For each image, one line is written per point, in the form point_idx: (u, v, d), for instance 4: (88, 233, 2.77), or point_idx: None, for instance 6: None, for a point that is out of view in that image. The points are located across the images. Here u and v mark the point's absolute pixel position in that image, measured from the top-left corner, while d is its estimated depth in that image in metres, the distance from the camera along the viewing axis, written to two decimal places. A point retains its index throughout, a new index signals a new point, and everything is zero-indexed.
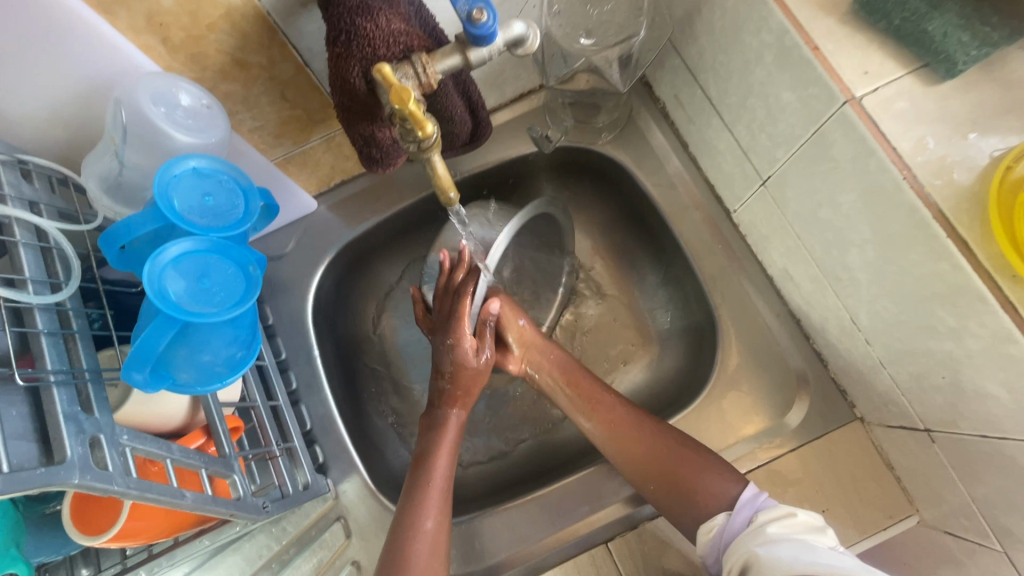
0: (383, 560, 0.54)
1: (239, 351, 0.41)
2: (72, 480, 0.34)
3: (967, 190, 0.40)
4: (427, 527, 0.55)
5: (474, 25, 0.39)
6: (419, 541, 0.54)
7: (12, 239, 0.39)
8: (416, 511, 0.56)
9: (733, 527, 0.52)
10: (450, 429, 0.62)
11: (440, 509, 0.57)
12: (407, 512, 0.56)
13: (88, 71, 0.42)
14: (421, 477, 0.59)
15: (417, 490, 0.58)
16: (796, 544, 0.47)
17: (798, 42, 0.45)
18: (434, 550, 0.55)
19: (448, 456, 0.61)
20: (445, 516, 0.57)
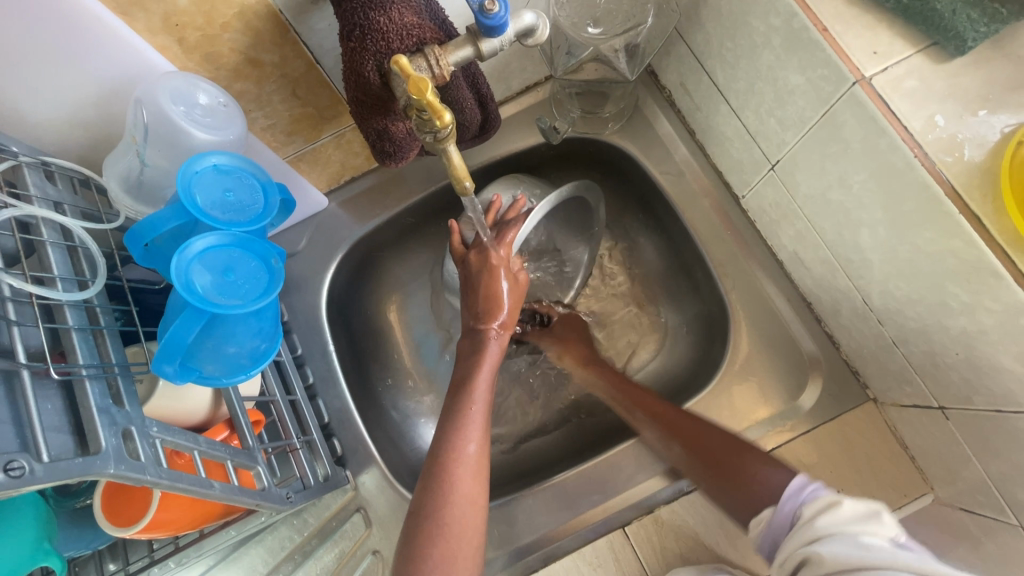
0: (416, 503, 0.51)
1: (263, 344, 0.42)
2: (108, 469, 0.35)
3: (978, 166, 0.41)
4: (468, 452, 0.52)
5: (486, 16, 0.40)
6: (459, 466, 0.51)
7: (40, 238, 0.40)
8: (456, 433, 0.54)
9: (780, 519, 0.47)
10: (491, 346, 0.60)
11: (481, 433, 0.54)
12: (445, 438, 0.54)
13: (109, 72, 0.43)
14: (460, 404, 0.56)
15: (456, 417, 0.55)
16: (843, 539, 0.41)
17: (806, 25, 0.45)
18: (477, 470, 0.52)
19: (487, 380, 0.58)
20: (485, 440, 0.55)
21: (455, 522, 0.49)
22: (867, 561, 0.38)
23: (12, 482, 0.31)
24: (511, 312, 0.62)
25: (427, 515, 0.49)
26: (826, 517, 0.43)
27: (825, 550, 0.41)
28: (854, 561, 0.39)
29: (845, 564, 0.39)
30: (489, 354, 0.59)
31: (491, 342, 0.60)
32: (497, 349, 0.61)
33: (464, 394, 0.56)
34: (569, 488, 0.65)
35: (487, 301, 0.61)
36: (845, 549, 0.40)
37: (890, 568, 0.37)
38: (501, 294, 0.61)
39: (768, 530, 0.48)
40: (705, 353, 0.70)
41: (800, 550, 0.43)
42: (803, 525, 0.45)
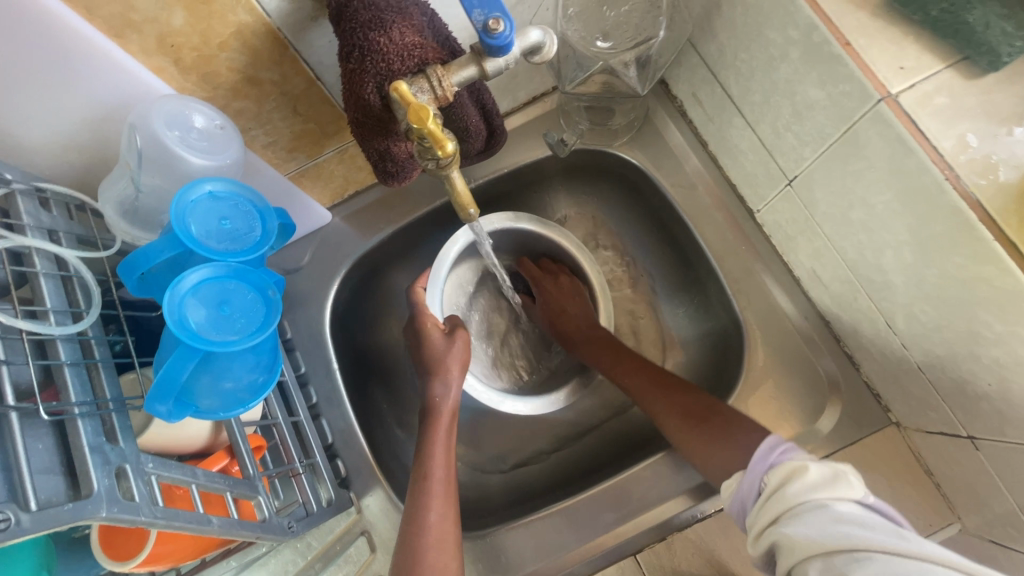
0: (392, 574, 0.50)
1: (261, 376, 0.41)
2: (100, 513, 0.34)
3: (1015, 189, 0.38)
4: (429, 522, 0.52)
5: (491, 36, 0.38)
6: (426, 536, 0.51)
7: (32, 269, 0.39)
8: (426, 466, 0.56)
9: (747, 489, 0.46)
10: (442, 406, 0.60)
11: (444, 501, 0.54)
12: (411, 510, 0.53)
13: (101, 96, 0.42)
14: (422, 470, 0.56)
15: (417, 488, 0.55)
16: (819, 513, 0.40)
17: (828, 38, 0.42)
18: (441, 541, 0.51)
19: (444, 444, 0.58)
20: (450, 505, 0.54)
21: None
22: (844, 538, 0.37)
23: None
24: (455, 363, 0.63)
25: None
26: (795, 485, 0.42)
27: (799, 529, 0.40)
28: (832, 542, 0.37)
29: (821, 546, 0.38)
30: (444, 411, 0.61)
31: (444, 393, 0.61)
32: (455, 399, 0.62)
33: (424, 459, 0.57)
34: (578, 514, 0.63)
35: (426, 360, 0.63)
36: (819, 529, 0.39)
37: (864, 548, 0.36)
38: (436, 353, 0.63)
39: (738, 494, 0.47)
40: (718, 372, 0.68)
41: (768, 532, 0.42)
42: (772, 495, 0.44)
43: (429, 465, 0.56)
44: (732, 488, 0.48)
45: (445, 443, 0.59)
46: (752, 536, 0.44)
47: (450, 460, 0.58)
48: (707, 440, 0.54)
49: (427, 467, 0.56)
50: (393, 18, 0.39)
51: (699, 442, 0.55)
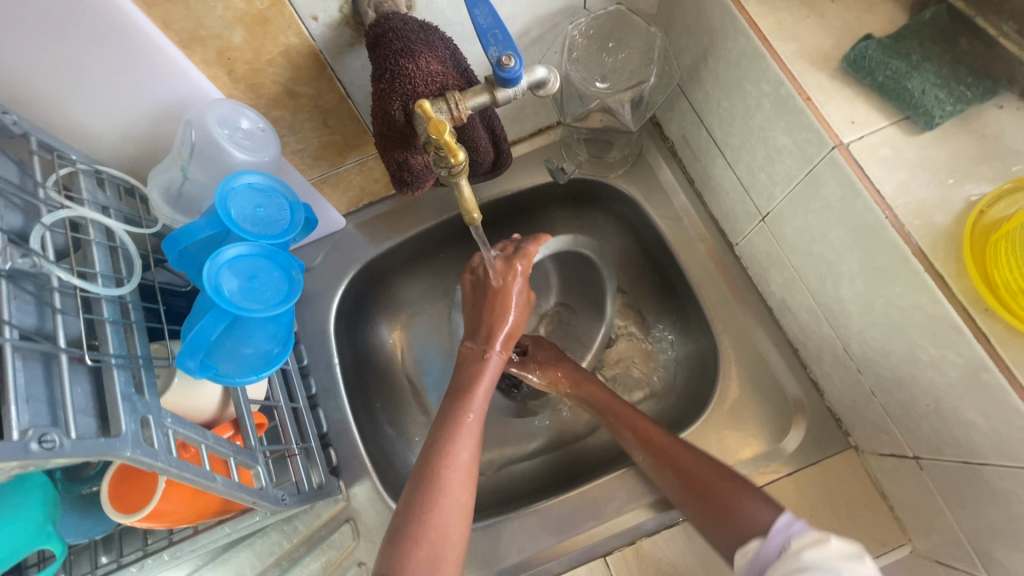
0: (397, 519, 0.54)
1: (276, 348, 0.46)
2: (125, 452, 0.38)
3: (945, 230, 0.44)
4: (461, 459, 0.56)
5: (502, 69, 0.45)
6: (448, 479, 0.55)
7: (87, 237, 0.45)
8: (450, 444, 0.57)
9: (767, 552, 0.50)
10: (495, 355, 0.63)
11: (473, 444, 0.58)
12: (439, 442, 0.57)
13: (163, 96, 0.48)
14: (459, 409, 0.59)
15: (452, 422, 0.58)
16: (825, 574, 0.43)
17: (792, 93, 0.49)
18: (463, 478, 0.56)
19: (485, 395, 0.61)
20: (476, 449, 0.58)
21: (433, 555, 0.52)
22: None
23: (43, 454, 0.34)
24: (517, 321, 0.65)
25: (398, 544, 0.52)
26: (813, 551, 0.46)
27: None
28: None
29: None
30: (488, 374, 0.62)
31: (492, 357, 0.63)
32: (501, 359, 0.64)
33: (462, 402, 0.60)
34: (553, 514, 0.67)
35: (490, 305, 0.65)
36: None
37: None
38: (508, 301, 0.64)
39: (753, 562, 0.51)
40: (694, 392, 0.73)
41: None
42: (785, 557, 0.48)
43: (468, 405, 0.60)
44: (747, 556, 0.52)
45: (488, 388, 0.62)
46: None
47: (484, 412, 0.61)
48: (710, 517, 0.57)
49: (464, 414, 0.59)
50: (421, 49, 0.46)
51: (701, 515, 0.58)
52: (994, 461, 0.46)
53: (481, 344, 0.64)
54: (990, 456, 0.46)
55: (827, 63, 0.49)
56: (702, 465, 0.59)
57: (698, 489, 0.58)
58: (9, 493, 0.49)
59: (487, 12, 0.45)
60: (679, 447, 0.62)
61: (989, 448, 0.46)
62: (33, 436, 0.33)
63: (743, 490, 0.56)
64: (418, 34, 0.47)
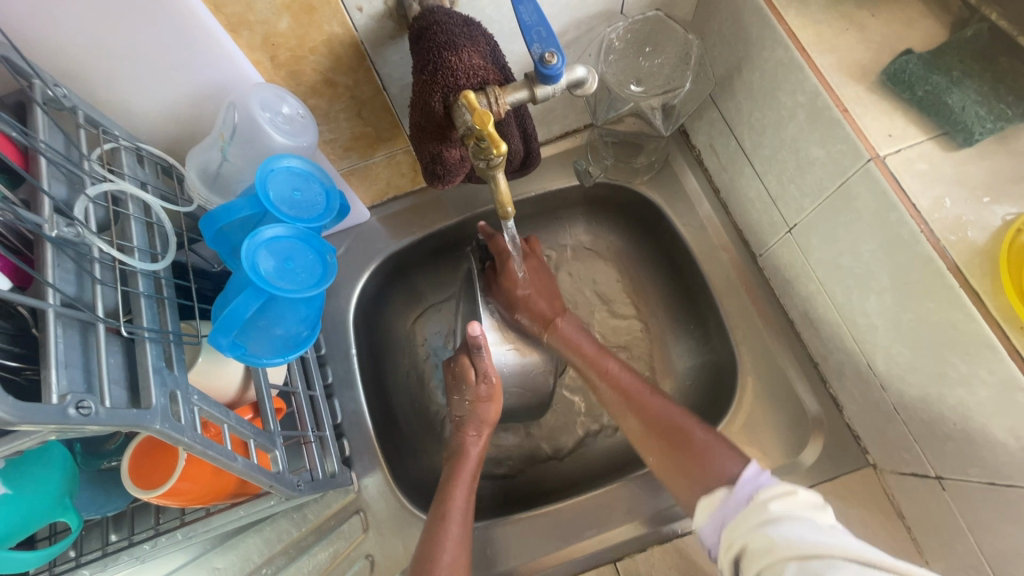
0: None
1: (305, 331, 0.46)
2: (154, 425, 0.38)
3: (981, 248, 0.44)
4: (444, 561, 0.58)
5: (545, 66, 0.45)
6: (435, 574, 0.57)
7: (127, 211, 0.45)
8: (433, 549, 0.58)
9: (733, 503, 0.51)
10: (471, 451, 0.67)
11: (459, 541, 0.59)
12: (425, 548, 0.59)
13: (208, 78, 0.49)
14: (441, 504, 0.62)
15: (433, 528, 0.60)
16: (798, 522, 0.45)
17: (829, 104, 0.49)
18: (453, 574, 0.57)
19: (466, 487, 0.64)
20: (464, 550, 0.60)
21: None
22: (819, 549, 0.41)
23: (80, 420, 0.34)
24: (491, 411, 0.68)
25: None
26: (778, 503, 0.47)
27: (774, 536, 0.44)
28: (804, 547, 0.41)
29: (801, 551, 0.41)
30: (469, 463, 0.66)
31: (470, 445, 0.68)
32: (480, 448, 0.68)
33: (442, 502, 0.63)
34: (562, 517, 0.67)
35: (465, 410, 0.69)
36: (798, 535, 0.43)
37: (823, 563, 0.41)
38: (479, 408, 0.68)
39: (719, 511, 0.52)
40: (711, 401, 0.73)
41: (746, 534, 0.47)
42: (750, 509, 0.49)
43: (447, 508, 0.62)
44: (706, 516, 0.53)
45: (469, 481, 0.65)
46: (724, 547, 0.49)
47: (470, 499, 0.64)
48: (678, 464, 0.60)
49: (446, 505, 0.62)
50: (465, 43, 0.47)
51: (681, 473, 0.59)
52: (1021, 483, 0.45)
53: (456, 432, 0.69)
54: (1018, 478, 0.45)
55: (866, 76, 0.49)
56: (676, 413, 0.63)
57: (673, 427, 0.62)
58: (29, 462, 0.49)
59: (532, 10, 0.46)
60: (640, 387, 0.67)
61: (1017, 469, 0.45)
62: (71, 401, 0.34)
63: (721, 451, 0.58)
64: (463, 28, 0.48)
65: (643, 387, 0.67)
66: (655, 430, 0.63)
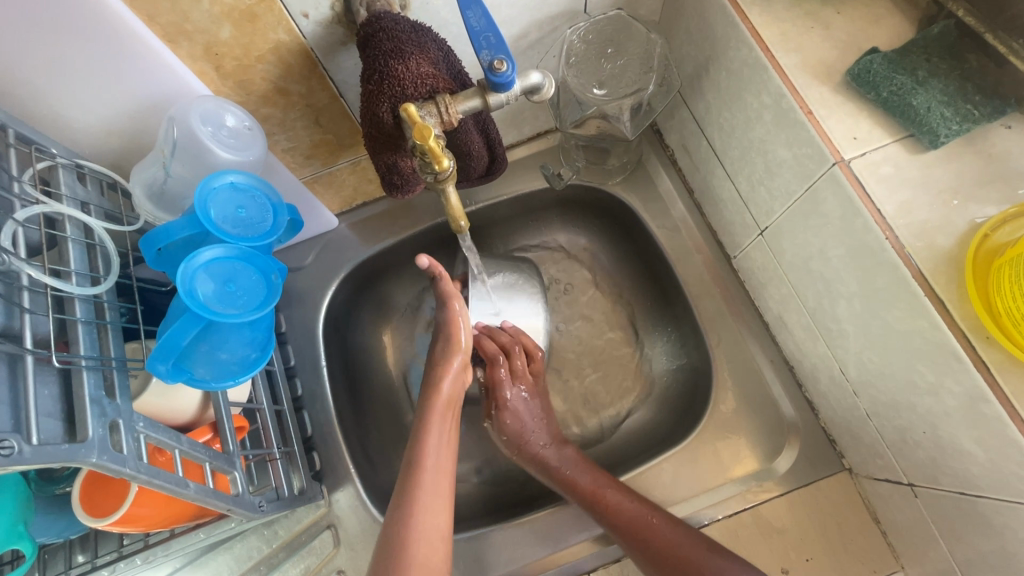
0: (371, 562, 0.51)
1: (253, 353, 0.45)
2: (90, 458, 0.36)
3: (946, 253, 0.43)
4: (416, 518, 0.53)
5: (494, 73, 0.43)
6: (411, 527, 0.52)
7: (63, 234, 0.43)
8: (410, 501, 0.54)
9: None
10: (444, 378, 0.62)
11: (435, 490, 0.55)
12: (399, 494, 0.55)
13: (147, 91, 0.47)
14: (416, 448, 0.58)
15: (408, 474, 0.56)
16: None
17: (793, 106, 0.48)
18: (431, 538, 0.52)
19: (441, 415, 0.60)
20: (444, 505, 0.56)
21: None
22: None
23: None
24: (465, 336, 0.65)
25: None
26: None
27: None
28: None
29: None
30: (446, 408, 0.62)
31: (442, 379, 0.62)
32: (457, 370, 0.63)
33: (416, 449, 0.58)
34: (537, 528, 0.66)
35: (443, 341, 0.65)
36: None
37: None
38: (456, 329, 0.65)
39: None
40: (687, 406, 0.71)
41: None
42: None
43: (420, 456, 0.57)
44: None
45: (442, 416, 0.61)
46: None
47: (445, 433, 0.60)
48: None
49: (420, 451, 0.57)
50: (412, 51, 0.45)
51: None
52: (991, 494, 0.44)
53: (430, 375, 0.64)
54: (986, 488, 0.45)
55: (832, 76, 0.48)
56: (641, 510, 0.59)
57: (682, 560, 0.55)
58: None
59: (480, 14, 0.44)
60: (621, 496, 0.60)
61: (985, 480, 0.44)
62: None
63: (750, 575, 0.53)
64: (410, 34, 0.46)
65: (604, 475, 0.63)
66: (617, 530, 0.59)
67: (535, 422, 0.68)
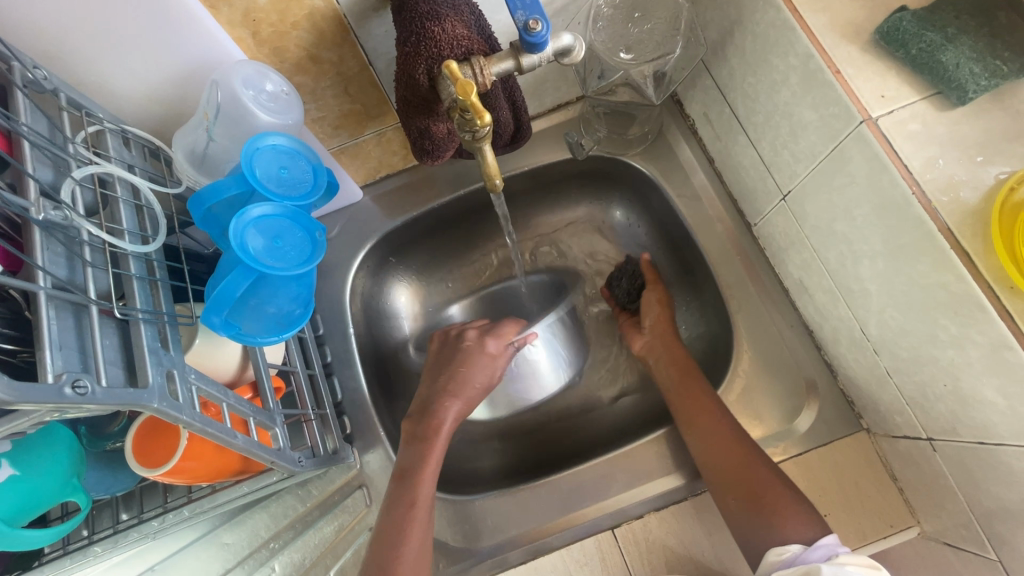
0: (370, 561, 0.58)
1: (298, 309, 0.47)
2: (152, 403, 0.39)
3: (972, 208, 0.44)
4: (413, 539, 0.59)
5: (530, 33, 0.45)
6: (405, 546, 0.58)
7: (115, 194, 0.45)
8: (405, 526, 0.59)
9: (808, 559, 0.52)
10: (442, 427, 0.66)
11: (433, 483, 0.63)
12: (397, 508, 0.60)
13: (190, 56, 0.48)
14: (411, 483, 0.62)
15: (403, 500, 0.61)
16: None
17: (821, 66, 0.49)
18: (422, 552, 0.59)
19: (438, 459, 0.64)
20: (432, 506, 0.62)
21: None
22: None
23: (76, 399, 0.34)
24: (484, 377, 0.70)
25: None
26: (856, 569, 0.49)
27: None
28: None
29: None
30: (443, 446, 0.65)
31: (446, 415, 0.67)
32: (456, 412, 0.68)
33: (410, 481, 0.62)
34: (560, 487, 0.68)
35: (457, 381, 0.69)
36: None
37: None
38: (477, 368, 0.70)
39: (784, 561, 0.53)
40: (707, 371, 0.73)
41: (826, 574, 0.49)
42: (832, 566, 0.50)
43: (416, 490, 0.61)
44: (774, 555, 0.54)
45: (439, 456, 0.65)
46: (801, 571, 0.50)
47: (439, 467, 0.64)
48: (752, 502, 0.58)
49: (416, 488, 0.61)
50: (447, 13, 0.46)
51: (748, 519, 0.58)
52: (1012, 442, 0.46)
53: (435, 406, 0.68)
54: (1007, 437, 0.46)
55: (859, 35, 0.48)
56: (739, 439, 0.62)
57: (753, 484, 0.58)
58: (36, 444, 0.51)
59: None
60: (723, 421, 0.63)
61: (1006, 428, 0.46)
62: (67, 380, 0.34)
63: (790, 503, 0.57)
64: None
65: (706, 393, 0.66)
66: (711, 438, 0.62)
67: (670, 348, 0.71)
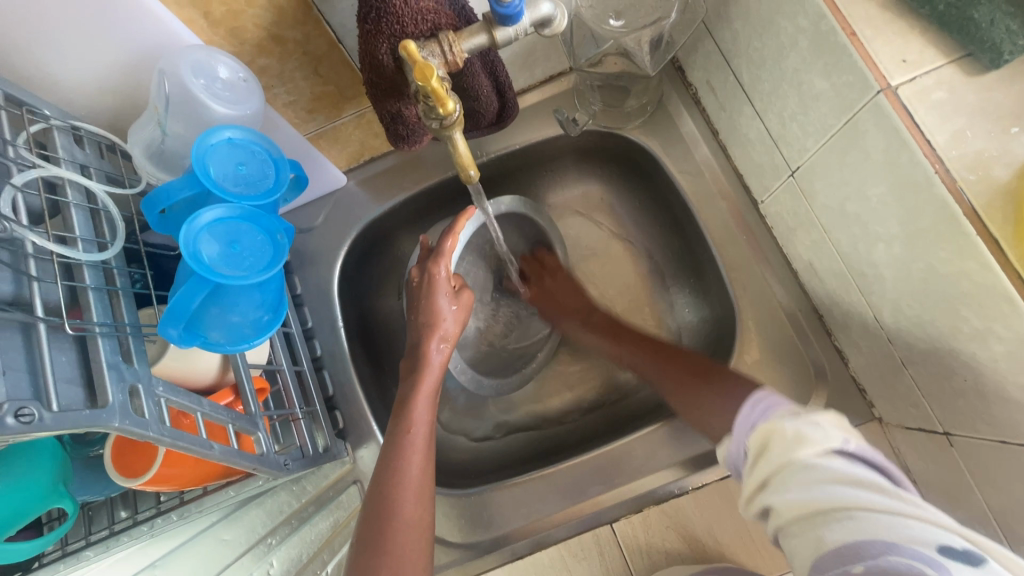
0: (362, 526, 0.51)
1: (266, 315, 0.45)
2: (113, 423, 0.36)
3: (1003, 186, 0.39)
4: (410, 474, 0.53)
5: (501, 4, 0.40)
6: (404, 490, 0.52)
7: (64, 199, 0.42)
8: (397, 460, 0.54)
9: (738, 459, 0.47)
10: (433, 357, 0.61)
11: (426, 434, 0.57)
12: (387, 455, 0.55)
13: (136, 44, 0.44)
14: (402, 423, 0.57)
15: (398, 437, 0.56)
16: (811, 475, 0.40)
17: (834, 27, 0.43)
18: (419, 491, 0.53)
19: (429, 398, 0.59)
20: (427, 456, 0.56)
21: (401, 543, 0.50)
22: (825, 499, 0.38)
23: (20, 428, 0.32)
24: (454, 324, 0.63)
25: (372, 541, 0.50)
26: (782, 448, 0.42)
27: (784, 494, 0.40)
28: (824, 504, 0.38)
29: (805, 508, 0.39)
30: (434, 373, 0.60)
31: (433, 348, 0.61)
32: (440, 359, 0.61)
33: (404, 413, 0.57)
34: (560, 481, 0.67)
35: (427, 312, 0.63)
36: (806, 489, 0.39)
37: (846, 508, 0.38)
38: (438, 307, 0.63)
39: (730, 457, 0.47)
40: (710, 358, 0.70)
41: (758, 494, 0.43)
42: (757, 459, 0.44)
43: (410, 421, 0.57)
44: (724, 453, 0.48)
45: (430, 397, 0.59)
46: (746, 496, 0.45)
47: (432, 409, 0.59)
48: None
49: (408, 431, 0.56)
50: None
51: None
52: None
53: (415, 351, 0.62)
54: None
55: None
56: None
57: None
58: (15, 458, 0.49)
59: None
60: None
61: None
62: (9, 410, 0.32)
63: None
64: None
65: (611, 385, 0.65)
66: None
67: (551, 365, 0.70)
